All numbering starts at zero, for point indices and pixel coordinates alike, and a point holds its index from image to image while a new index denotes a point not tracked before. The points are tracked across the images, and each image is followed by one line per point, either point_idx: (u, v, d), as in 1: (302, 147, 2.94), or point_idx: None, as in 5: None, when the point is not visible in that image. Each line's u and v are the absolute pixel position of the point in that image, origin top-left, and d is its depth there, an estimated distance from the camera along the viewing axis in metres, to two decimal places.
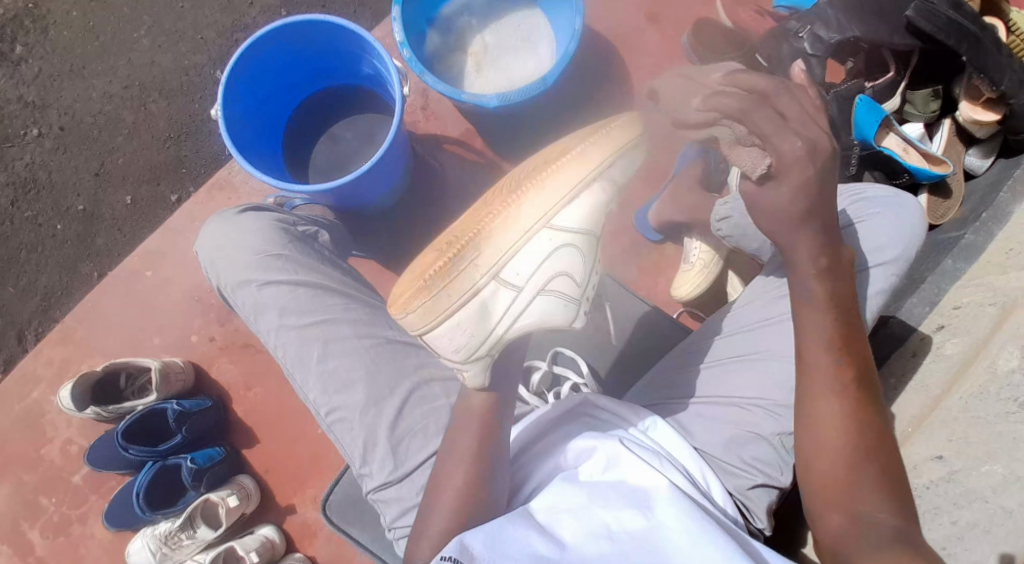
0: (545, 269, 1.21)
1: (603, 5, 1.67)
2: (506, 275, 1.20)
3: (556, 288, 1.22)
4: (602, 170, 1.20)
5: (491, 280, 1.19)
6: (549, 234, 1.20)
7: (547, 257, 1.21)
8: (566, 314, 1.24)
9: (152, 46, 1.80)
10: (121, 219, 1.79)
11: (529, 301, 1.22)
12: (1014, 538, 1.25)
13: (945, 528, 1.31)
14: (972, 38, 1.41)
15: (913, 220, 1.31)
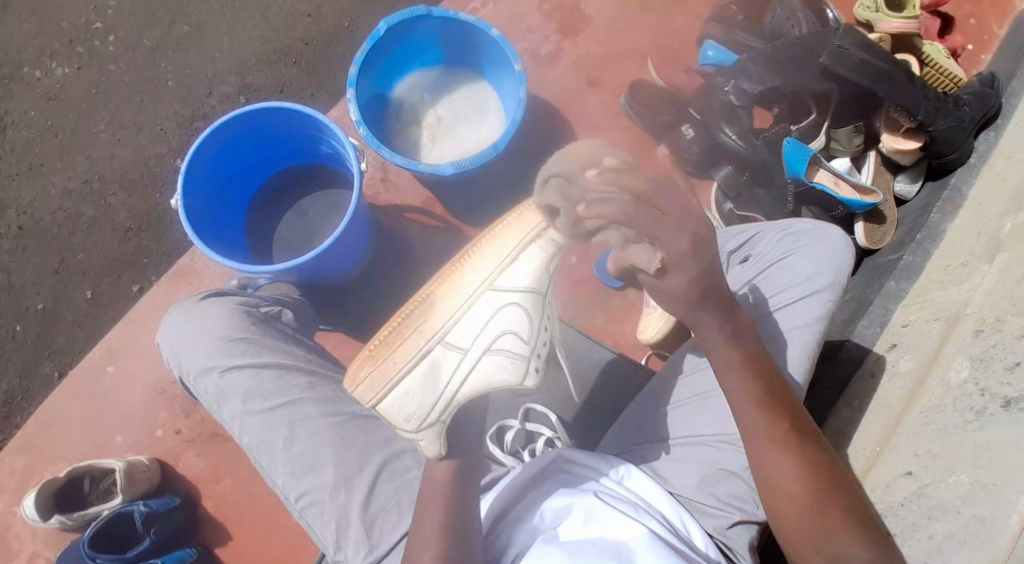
0: (491, 329, 1.26)
1: (546, 71, 1.75)
2: (452, 338, 1.25)
3: (502, 347, 1.27)
4: (540, 230, 1.25)
5: (438, 343, 1.25)
6: (492, 296, 1.26)
7: (492, 318, 1.26)
8: (515, 372, 1.28)
9: (111, 141, 1.82)
10: (81, 314, 1.79)
11: (475, 362, 1.27)
12: (989, 545, 1.17)
13: (924, 544, 1.25)
14: (885, 75, 1.53)
15: (840, 248, 1.37)
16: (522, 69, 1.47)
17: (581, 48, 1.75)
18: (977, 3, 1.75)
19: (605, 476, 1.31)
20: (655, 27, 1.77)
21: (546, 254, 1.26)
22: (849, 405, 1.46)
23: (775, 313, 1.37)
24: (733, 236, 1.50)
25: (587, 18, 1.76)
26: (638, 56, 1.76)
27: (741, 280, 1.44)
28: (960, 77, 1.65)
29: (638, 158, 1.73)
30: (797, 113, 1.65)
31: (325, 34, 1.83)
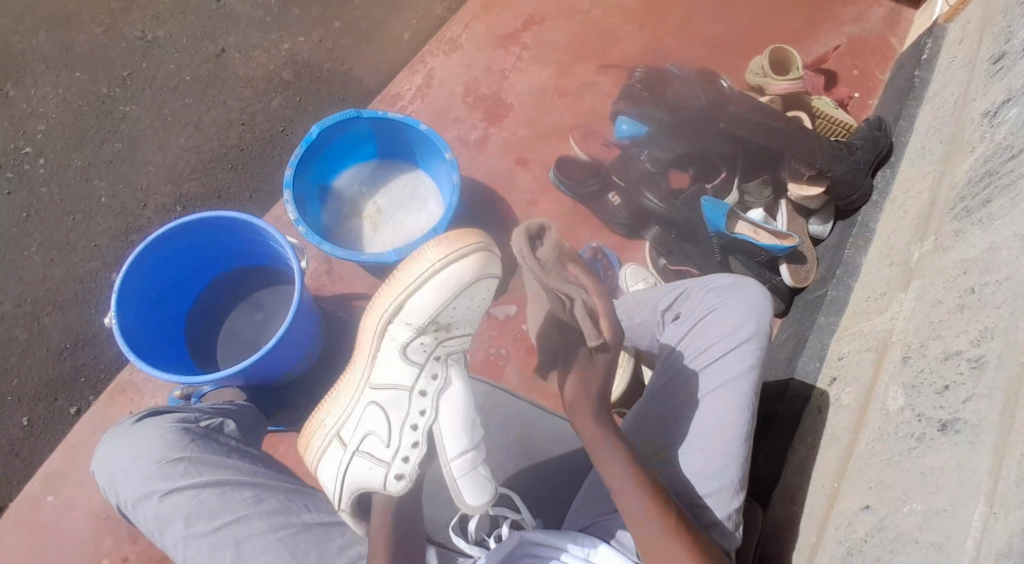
0: (359, 431, 1.41)
1: (476, 155, 1.82)
2: (336, 438, 1.43)
3: (366, 448, 1.40)
4: (404, 303, 1.37)
5: (332, 439, 1.43)
6: (370, 389, 1.42)
7: (360, 416, 1.42)
8: (375, 476, 1.38)
9: (44, 261, 1.80)
10: (18, 441, 1.72)
11: (348, 461, 1.40)
12: None
13: None
14: (779, 131, 1.65)
15: (756, 299, 1.42)
16: (453, 157, 1.53)
17: (507, 134, 1.83)
18: (856, 54, 1.91)
19: (568, 552, 1.32)
20: (573, 108, 1.85)
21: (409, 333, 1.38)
22: (804, 441, 1.54)
23: (711, 368, 1.41)
24: (662, 295, 1.54)
25: (509, 105, 1.85)
26: (559, 133, 1.84)
27: (675, 337, 1.49)
28: (851, 124, 1.76)
29: (573, 225, 1.79)
30: (710, 172, 1.77)
31: (257, 139, 1.86)
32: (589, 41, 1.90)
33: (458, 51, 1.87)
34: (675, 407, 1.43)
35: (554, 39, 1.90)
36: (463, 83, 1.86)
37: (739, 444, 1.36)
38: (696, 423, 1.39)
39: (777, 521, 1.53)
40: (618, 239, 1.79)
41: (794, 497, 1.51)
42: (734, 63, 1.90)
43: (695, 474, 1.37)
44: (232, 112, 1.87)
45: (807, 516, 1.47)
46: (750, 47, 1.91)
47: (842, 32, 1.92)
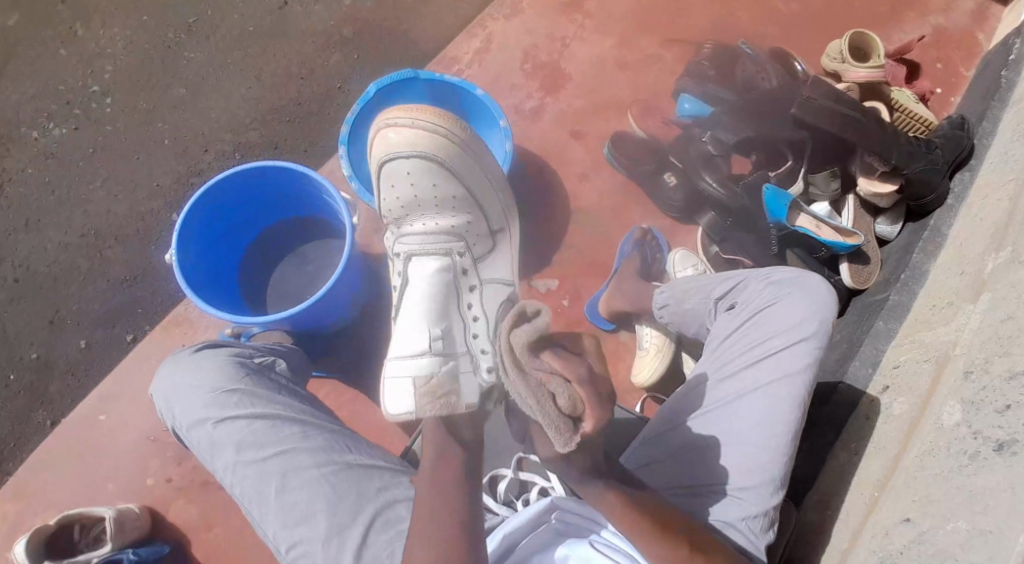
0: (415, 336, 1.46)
1: (530, 123, 1.78)
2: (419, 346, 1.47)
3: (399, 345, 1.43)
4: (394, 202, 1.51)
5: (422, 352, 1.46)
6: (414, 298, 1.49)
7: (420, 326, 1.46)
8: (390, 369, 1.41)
9: (107, 196, 1.85)
10: (75, 364, 1.80)
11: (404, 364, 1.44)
12: None
13: None
14: (856, 122, 1.55)
15: (821, 297, 1.37)
16: (506, 125, 1.55)
17: (564, 104, 1.79)
18: (939, 47, 1.80)
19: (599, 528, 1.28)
20: (633, 82, 1.80)
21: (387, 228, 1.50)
22: (848, 447, 1.49)
23: (765, 362, 1.36)
24: (718, 282, 1.48)
25: (568, 75, 1.81)
26: (617, 108, 1.79)
27: (728, 327, 1.44)
28: (931, 120, 1.66)
29: (624, 203, 1.75)
30: (774, 160, 1.66)
31: (315, 94, 1.87)
32: (656, 14, 1.84)
33: (519, 17, 1.83)
34: (721, 398, 1.38)
35: (619, 9, 1.84)
36: (523, 49, 1.82)
37: (789, 444, 1.32)
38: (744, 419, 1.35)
39: (812, 524, 1.47)
40: (669, 221, 1.75)
41: (831, 502, 1.45)
42: (808, 46, 1.81)
43: (738, 469, 1.33)
44: (292, 65, 1.89)
45: (841, 523, 1.41)
46: (826, 31, 1.81)
47: (927, 22, 1.81)
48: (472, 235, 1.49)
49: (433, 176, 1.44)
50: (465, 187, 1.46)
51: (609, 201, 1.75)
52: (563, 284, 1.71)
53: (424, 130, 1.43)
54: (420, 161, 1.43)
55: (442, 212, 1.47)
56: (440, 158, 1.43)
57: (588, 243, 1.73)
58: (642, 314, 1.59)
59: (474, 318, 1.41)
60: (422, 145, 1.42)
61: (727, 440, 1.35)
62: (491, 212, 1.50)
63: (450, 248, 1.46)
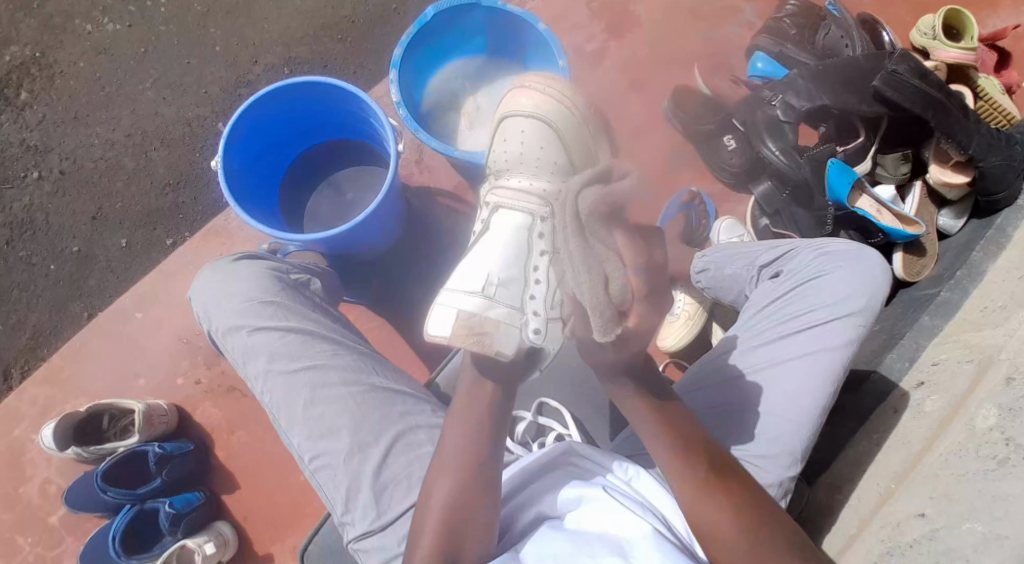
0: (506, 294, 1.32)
1: (588, 66, 1.72)
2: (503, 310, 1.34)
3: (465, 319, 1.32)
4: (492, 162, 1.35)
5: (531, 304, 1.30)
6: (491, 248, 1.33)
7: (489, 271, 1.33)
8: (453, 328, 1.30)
9: (156, 97, 1.85)
10: (115, 261, 1.82)
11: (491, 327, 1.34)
12: None
13: None
14: (939, 104, 1.45)
15: (876, 275, 1.32)
16: (566, 67, 1.48)
17: (625, 50, 1.72)
18: None
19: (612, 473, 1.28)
20: (701, 35, 1.73)
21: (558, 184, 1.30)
22: (870, 437, 1.42)
23: (804, 334, 1.31)
24: (765, 249, 1.43)
25: (635, 18, 1.73)
26: (680, 62, 1.72)
27: (769, 294, 1.38)
28: (1014, 115, 1.57)
29: (673, 162, 1.69)
30: (847, 134, 1.59)
31: (371, 15, 1.84)
32: None
33: None
34: (754, 363, 1.34)
35: None
36: None
37: (816, 419, 1.28)
38: (775, 387, 1.30)
39: (819, 504, 1.42)
40: (718, 187, 1.69)
41: (841, 487, 1.40)
42: (891, 17, 1.71)
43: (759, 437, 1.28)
44: None
45: (849, 510, 1.36)
46: (914, 4, 1.71)
47: None
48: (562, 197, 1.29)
49: (545, 139, 1.31)
50: (566, 154, 1.31)
51: (658, 157, 1.69)
52: None
53: (553, 99, 1.31)
54: (538, 123, 1.31)
55: (537, 173, 1.31)
56: (556, 122, 1.30)
57: None
58: (679, 279, 1.54)
59: (536, 282, 1.26)
60: (546, 103, 1.31)
61: (753, 405, 1.30)
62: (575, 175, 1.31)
63: (535, 209, 1.28)
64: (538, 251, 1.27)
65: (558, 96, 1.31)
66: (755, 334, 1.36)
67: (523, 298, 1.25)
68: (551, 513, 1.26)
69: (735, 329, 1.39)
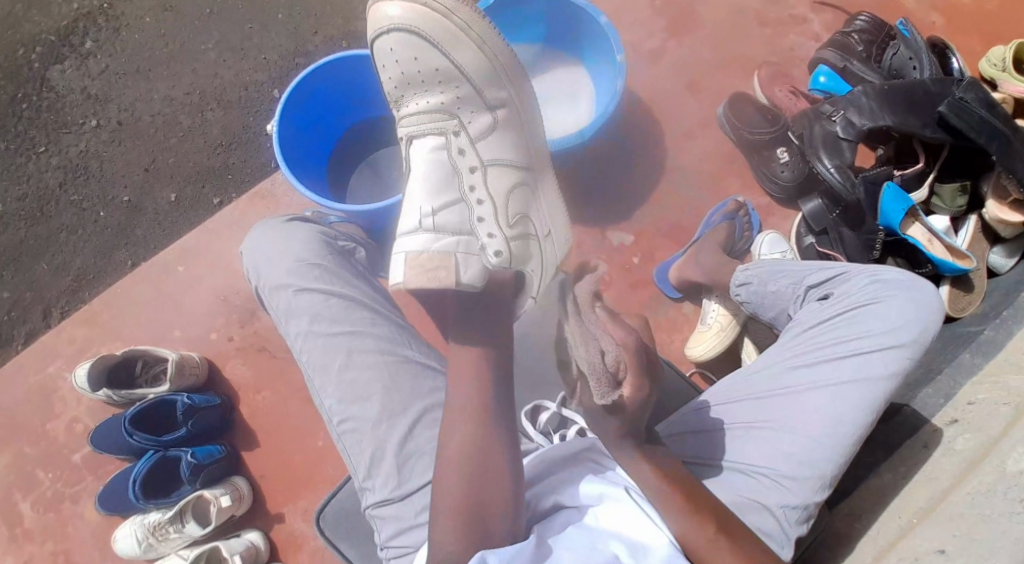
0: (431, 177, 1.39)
1: (649, 65, 1.71)
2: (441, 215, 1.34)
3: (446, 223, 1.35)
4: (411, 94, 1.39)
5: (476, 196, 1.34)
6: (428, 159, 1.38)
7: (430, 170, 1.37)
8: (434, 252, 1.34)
9: (216, 60, 1.86)
10: (162, 215, 1.84)
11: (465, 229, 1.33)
12: None
13: None
14: (1003, 138, 1.42)
15: (929, 308, 1.30)
16: (624, 61, 1.49)
17: (688, 50, 1.70)
18: None
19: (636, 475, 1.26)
20: (767, 45, 1.70)
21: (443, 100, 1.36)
22: (898, 467, 1.41)
23: (846, 360, 1.30)
24: (817, 268, 1.41)
25: (701, 22, 1.71)
26: (743, 68, 1.69)
27: (816, 314, 1.37)
28: None
29: (724, 168, 1.66)
30: (904, 159, 1.55)
31: None
32: None
33: None
34: (794, 381, 1.32)
35: None
36: None
37: (849, 445, 1.27)
38: (811, 407, 1.29)
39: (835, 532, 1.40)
40: (767, 200, 1.66)
41: (860, 516, 1.38)
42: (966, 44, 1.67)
43: (788, 456, 1.27)
44: None
45: (867, 541, 1.33)
46: (990, 30, 1.67)
47: None
48: (466, 106, 1.36)
49: (417, 50, 1.35)
50: (448, 58, 1.34)
51: (711, 163, 1.67)
52: (638, 240, 1.64)
53: (416, 3, 1.33)
54: (405, 34, 1.34)
55: (430, 88, 1.37)
56: (417, 25, 1.33)
57: (678, 201, 1.65)
58: (716, 288, 1.51)
59: (478, 201, 1.35)
60: (420, 14, 1.33)
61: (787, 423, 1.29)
62: (484, 83, 1.36)
63: (444, 127, 1.36)
64: (468, 169, 1.36)
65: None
66: (796, 354, 1.34)
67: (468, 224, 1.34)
68: (567, 503, 1.25)
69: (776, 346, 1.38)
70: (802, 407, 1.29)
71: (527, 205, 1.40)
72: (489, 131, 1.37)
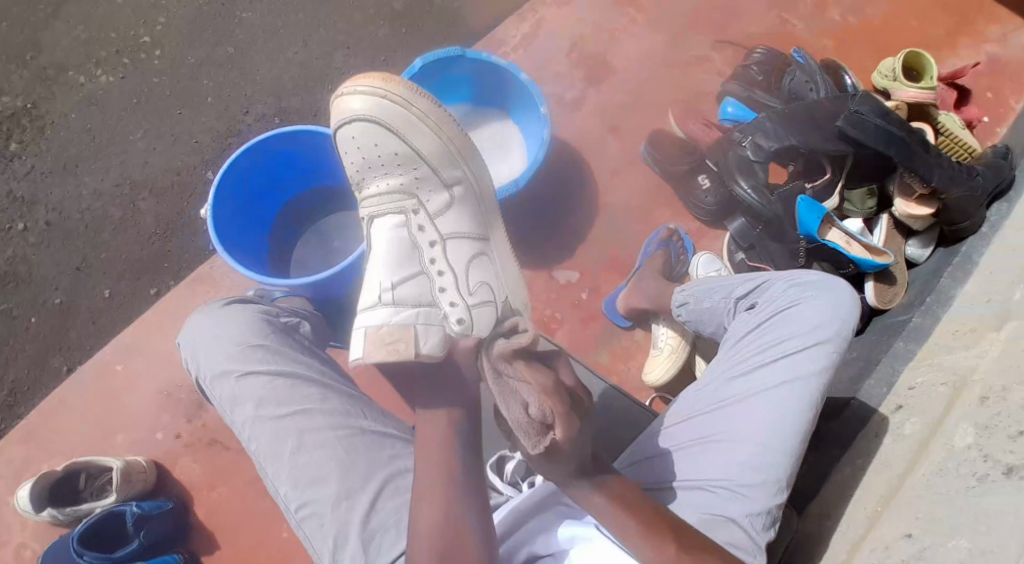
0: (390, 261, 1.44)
1: (569, 113, 1.80)
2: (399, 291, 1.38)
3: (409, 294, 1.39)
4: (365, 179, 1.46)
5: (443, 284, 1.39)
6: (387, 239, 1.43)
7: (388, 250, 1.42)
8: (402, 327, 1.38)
9: (146, 148, 1.88)
10: (97, 312, 1.82)
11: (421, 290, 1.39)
12: None
13: None
14: (901, 142, 1.53)
15: (844, 303, 1.36)
16: (546, 113, 1.59)
17: (605, 96, 1.81)
18: (992, 76, 1.79)
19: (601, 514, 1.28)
20: (676, 82, 1.82)
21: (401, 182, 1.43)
22: (853, 462, 1.47)
23: (778, 364, 1.35)
24: (741, 281, 1.47)
25: (614, 69, 1.82)
26: (657, 106, 1.81)
27: (746, 325, 1.42)
28: (976, 149, 1.67)
29: (653, 201, 1.76)
30: (814, 172, 1.66)
31: (359, 64, 1.90)
32: (707, 14, 1.85)
33: (571, 6, 1.86)
34: (736, 392, 1.36)
35: (671, 8, 1.85)
36: (570, 38, 1.84)
37: (796, 446, 1.31)
38: (754, 415, 1.33)
39: (806, 534, 1.45)
40: (696, 225, 1.76)
41: (828, 515, 1.44)
42: (856, 62, 1.81)
43: (743, 467, 1.31)
44: (340, 33, 1.92)
45: (840, 536, 1.38)
46: (876, 46, 1.82)
47: (982, 50, 1.81)
48: (425, 187, 1.43)
49: (378, 137, 1.41)
50: (407, 143, 1.41)
51: (640, 198, 1.76)
52: (583, 277, 1.72)
53: (375, 95, 1.41)
54: (366, 123, 1.41)
55: (390, 171, 1.43)
56: (380, 117, 1.41)
57: (612, 238, 1.74)
58: (662, 313, 1.58)
59: (439, 273, 1.41)
60: (381, 106, 1.41)
61: (736, 435, 1.33)
62: (441, 164, 1.42)
63: (403, 206, 1.42)
64: (428, 244, 1.42)
65: (376, 92, 1.41)
66: (734, 365, 1.39)
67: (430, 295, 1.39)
68: (542, 552, 1.29)
69: (717, 360, 1.43)
70: (748, 417, 1.33)
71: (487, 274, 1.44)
72: (447, 208, 1.43)
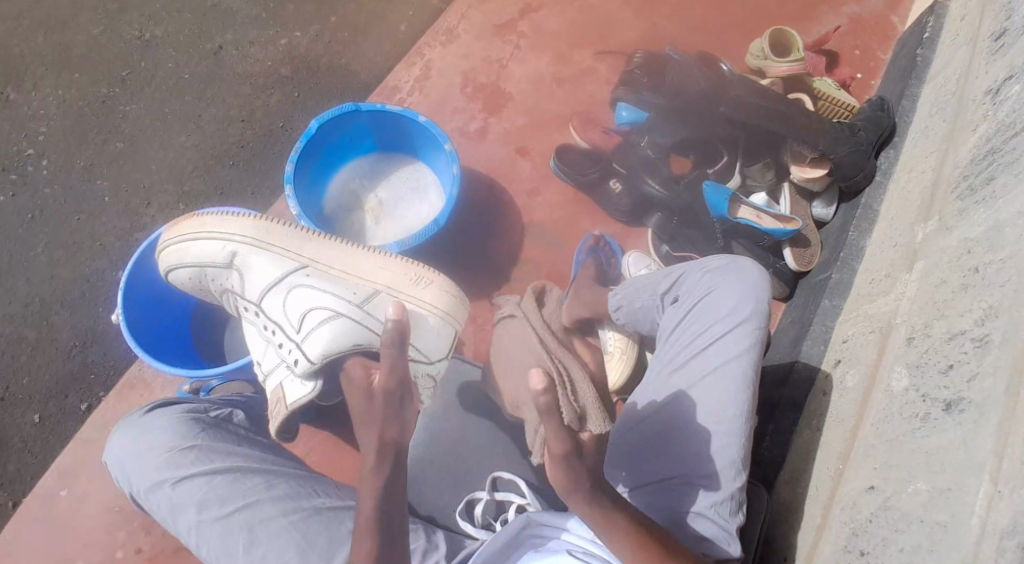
0: None
1: (473, 147, 1.84)
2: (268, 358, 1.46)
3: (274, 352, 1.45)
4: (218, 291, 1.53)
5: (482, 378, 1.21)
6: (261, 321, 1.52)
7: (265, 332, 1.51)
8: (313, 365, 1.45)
9: (50, 262, 1.83)
10: (30, 440, 1.74)
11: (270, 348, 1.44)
12: (955, 552, 1.17)
13: (895, 558, 1.24)
14: (782, 114, 1.65)
15: (754, 279, 1.39)
16: (451, 148, 1.63)
17: (506, 123, 1.86)
18: (858, 34, 1.91)
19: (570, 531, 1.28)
20: (570, 95, 1.87)
21: (212, 288, 1.48)
22: (810, 424, 1.52)
23: (709, 350, 1.38)
24: (661, 277, 1.51)
25: (508, 95, 1.87)
26: (556, 122, 1.86)
27: (674, 319, 1.46)
28: (854, 106, 1.74)
29: (573, 213, 1.81)
30: (711, 158, 1.76)
31: (260, 134, 1.89)
32: (586, 26, 1.92)
33: (455, 41, 1.90)
34: (677, 388, 1.40)
35: (550, 25, 1.92)
36: (461, 74, 1.88)
37: (743, 426, 1.34)
38: (697, 407, 1.36)
39: (784, 503, 1.50)
40: (618, 227, 1.81)
41: (800, 480, 1.49)
42: (733, 45, 1.90)
43: (698, 459, 1.34)
44: (232, 109, 1.91)
45: (812, 498, 1.44)
46: (748, 27, 1.91)
47: (844, 12, 1.92)
48: (219, 277, 1.45)
49: (179, 278, 1.48)
50: (184, 266, 1.45)
51: (560, 213, 1.81)
52: (524, 297, 1.76)
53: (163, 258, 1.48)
54: (169, 277, 1.49)
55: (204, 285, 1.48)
56: (168, 269, 1.47)
57: (544, 255, 1.79)
58: (603, 319, 1.63)
59: (274, 332, 1.43)
60: (162, 257, 1.47)
61: (687, 429, 1.36)
62: (201, 258, 1.43)
63: (228, 298, 1.48)
64: (253, 314, 1.45)
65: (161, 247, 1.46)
66: (671, 360, 1.42)
67: (280, 351, 1.43)
68: None
69: (655, 359, 1.46)
70: (695, 412, 1.36)
71: (310, 299, 1.41)
72: (240, 281, 1.43)
